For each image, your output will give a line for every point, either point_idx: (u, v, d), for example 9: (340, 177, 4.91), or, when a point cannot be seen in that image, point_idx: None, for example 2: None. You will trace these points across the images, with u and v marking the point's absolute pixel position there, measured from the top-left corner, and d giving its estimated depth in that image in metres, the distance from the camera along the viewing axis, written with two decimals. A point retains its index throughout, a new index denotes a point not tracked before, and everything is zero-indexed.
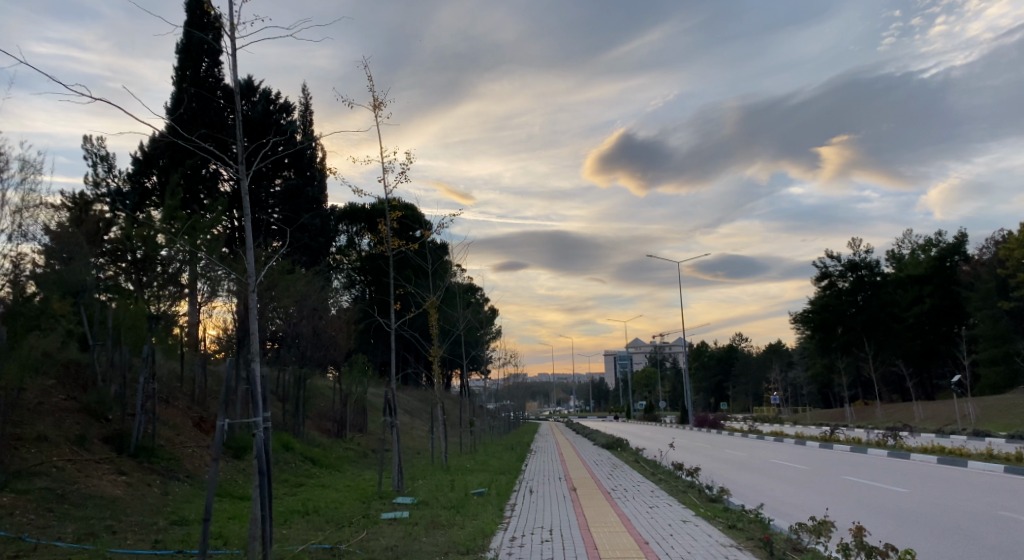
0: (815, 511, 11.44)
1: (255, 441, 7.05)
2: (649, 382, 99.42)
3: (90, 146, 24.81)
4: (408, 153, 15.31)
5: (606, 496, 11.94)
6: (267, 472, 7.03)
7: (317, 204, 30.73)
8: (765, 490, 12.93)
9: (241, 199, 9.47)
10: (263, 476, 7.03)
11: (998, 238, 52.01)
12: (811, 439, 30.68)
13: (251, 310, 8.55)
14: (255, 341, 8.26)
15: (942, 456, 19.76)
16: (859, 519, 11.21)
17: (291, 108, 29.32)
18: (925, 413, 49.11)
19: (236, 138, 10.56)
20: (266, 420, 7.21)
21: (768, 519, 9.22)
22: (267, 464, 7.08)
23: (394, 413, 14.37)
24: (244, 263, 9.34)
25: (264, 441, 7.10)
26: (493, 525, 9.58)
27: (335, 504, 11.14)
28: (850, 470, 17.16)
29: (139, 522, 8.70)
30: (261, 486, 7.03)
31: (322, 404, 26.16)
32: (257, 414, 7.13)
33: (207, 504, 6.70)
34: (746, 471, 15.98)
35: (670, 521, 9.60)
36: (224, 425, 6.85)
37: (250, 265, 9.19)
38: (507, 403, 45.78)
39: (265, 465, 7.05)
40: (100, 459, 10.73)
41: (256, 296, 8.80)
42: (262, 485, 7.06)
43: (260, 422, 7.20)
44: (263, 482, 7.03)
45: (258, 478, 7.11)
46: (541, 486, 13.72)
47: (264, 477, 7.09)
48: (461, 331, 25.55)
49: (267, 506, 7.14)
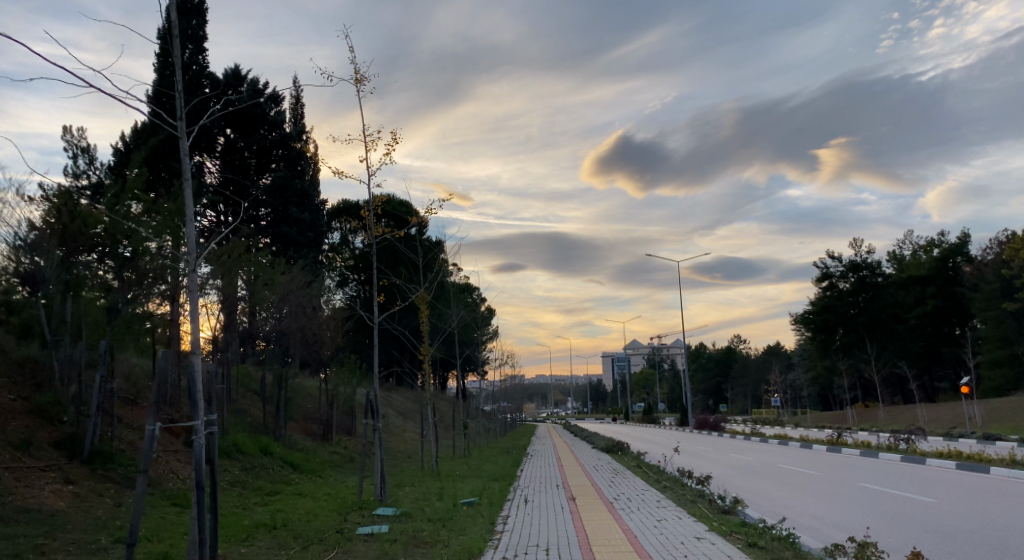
0: (839, 524, 10.43)
1: (194, 448, 6.00)
2: (647, 384, 98.14)
3: (70, 137, 23.76)
4: (393, 130, 14.12)
5: (608, 507, 10.91)
6: (205, 488, 5.97)
7: (308, 199, 29.83)
8: (782, 501, 11.82)
9: (181, 171, 8.45)
10: (201, 491, 5.98)
11: (1004, 238, 50.69)
12: (817, 442, 29.67)
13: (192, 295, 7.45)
14: (194, 333, 7.12)
15: (960, 461, 18.75)
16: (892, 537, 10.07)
17: (280, 97, 28.42)
18: (927, 415, 48.02)
19: (179, 98, 9.34)
20: (207, 425, 6.14)
21: (793, 537, 8.18)
22: (207, 478, 6.02)
23: (376, 415, 13.25)
24: (185, 240, 8.33)
25: (204, 447, 6.08)
26: (482, 543, 8.51)
27: (307, 516, 10.08)
28: (867, 476, 16.11)
29: (76, 540, 7.69)
30: (200, 505, 6.00)
31: (309, 405, 25.04)
32: (196, 418, 6.07)
33: (132, 525, 5.88)
34: (757, 478, 14.92)
35: (683, 538, 8.51)
36: (150, 433, 6.06)
37: (190, 241, 8.16)
38: (504, 405, 44.78)
39: (205, 481, 5.99)
40: (46, 466, 9.67)
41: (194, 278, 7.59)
42: (200, 503, 6.01)
43: (200, 425, 6.15)
44: (201, 502, 6.00)
45: (196, 495, 6.05)
46: (538, 495, 12.69)
47: (201, 493, 5.99)
48: (454, 329, 24.41)
49: (204, 529, 6.10)
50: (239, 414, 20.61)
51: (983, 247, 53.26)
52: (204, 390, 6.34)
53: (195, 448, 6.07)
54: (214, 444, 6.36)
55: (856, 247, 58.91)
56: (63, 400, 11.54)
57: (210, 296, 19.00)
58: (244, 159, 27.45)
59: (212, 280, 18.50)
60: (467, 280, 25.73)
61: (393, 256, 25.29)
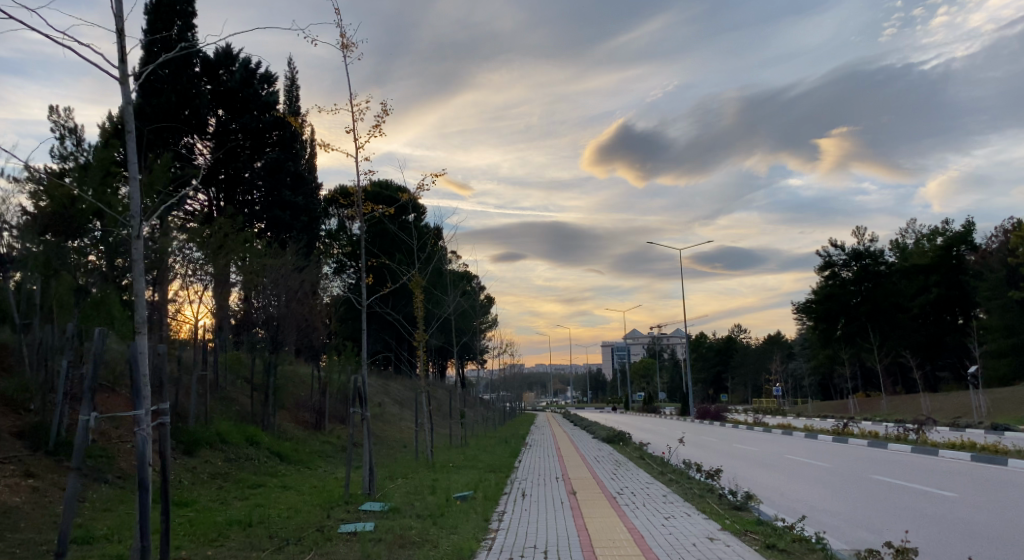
0: (866, 524, 9.64)
1: (139, 442, 5.50)
2: (646, 373, 97.46)
3: (56, 115, 22.94)
4: (382, 99, 13.28)
5: (610, 502, 10.18)
6: (150, 488, 5.35)
7: (302, 182, 28.91)
8: (797, 496, 11.11)
9: (123, 124, 7.23)
10: (146, 492, 5.36)
11: (1009, 226, 49.81)
12: (822, 431, 29.07)
13: (135, 268, 6.56)
14: (140, 307, 6.36)
15: (976, 452, 18.05)
16: (920, 538, 9.28)
17: (272, 76, 27.68)
18: (931, 404, 47.36)
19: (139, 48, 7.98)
20: (153, 416, 5.56)
21: (815, 537, 7.46)
22: (154, 479, 5.41)
23: (364, 403, 12.52)
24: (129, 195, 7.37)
25: (149, 440, 5.52)
26: (473, 543, 7.78)
27: (288, 512, 9.37)
28: (879, 468, 15.44)
29: (26, 541, 6.98)
30: (144, 507, 5.37)
31: (301, 392, 24.25)
32: (139, 408, 5.46)
33: (62, 529, 5.79)
34: (766, 470, 14.29)
35: (695, 540, 7.75)
36: (86, 421, 5.90)
37: (137, 207, 7.11)
38: (504, 393, 44.23)
39: (151, 480, 5.39)
40: (4, 457, 8.97)
41: (140, 244, 6.75)
42: (145, 506, 5.40)
43: (145, 417, 5.53)
44: (146, 504, 5.37)
45: (141, 495, 5.41)
46: (536, 488, 11.98)
47: (145, 491, 5.39)
48: (450, 315, 23.62)
49: (148, 537, 5.43)
50: (227, 403, 19.90)
51: (989, 236, 52.52)
52: (151, 377, 5.67)
53: (139, 440, 5.50)
54: (165, 436, 5.68)
55: (859, 235, 58.24)
56: (30, 387, 11.50)
57: (201, 284, 18.39)
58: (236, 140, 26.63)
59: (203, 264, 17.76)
60: (464, 267, 25.08)
61: (388, 241, 24.64)
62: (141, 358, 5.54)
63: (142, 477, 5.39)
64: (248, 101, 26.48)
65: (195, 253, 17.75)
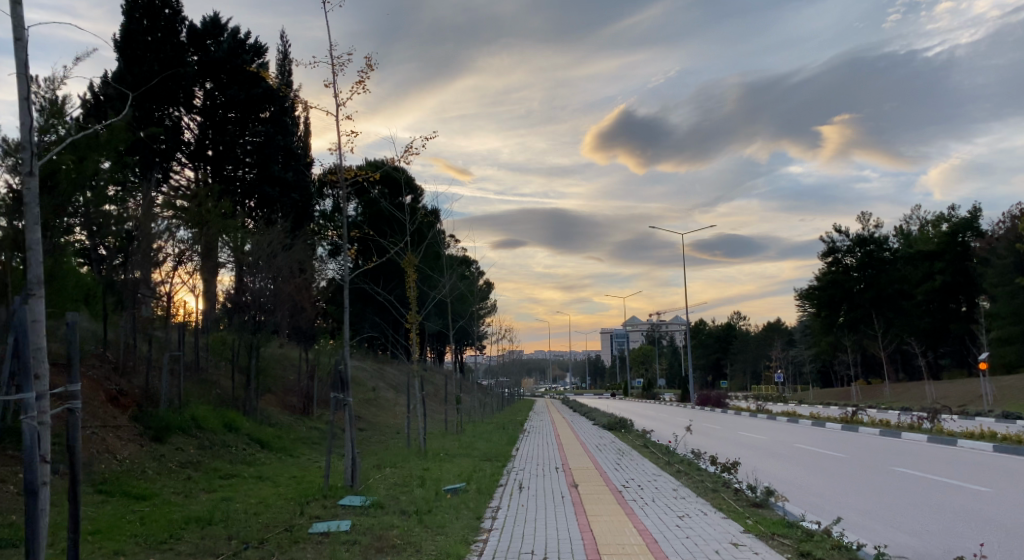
0: (909, 529, 8.53)
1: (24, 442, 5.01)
2: (646, 359, 96.69)
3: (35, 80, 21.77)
4: (368, 50, 12.27)
5: (615, 497, 9.21)
6: (38, 491, 4.99)
7: (295, 158, 26.76)
8: (822, 494, 10.05)
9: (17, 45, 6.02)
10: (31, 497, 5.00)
11: (1019, 211, 48.49)
12: (829, 419, 28.11)
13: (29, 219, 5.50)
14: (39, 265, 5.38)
15: (998, 444, 17.00)
16: (973, 541, 8.17)
17: (262, 48, 26.62)
18: (935, 392, 46.40)
19: None
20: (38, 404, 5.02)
21: (856, 545, 6.50)
22: (44, 477, 5.04)
23: (347, 389, 11.50)
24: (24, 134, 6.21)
25: (39, 436, 5.06)
26: (462, 547, 6.79)
27: (256, 507, 8.40)
28: (896, 459, 14.52)
29: None
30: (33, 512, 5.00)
31: (288, 376, 23.30)
32: (26, 392, 5.00)
33: None
34: (779, 462, 13.35)
35: (715, 545, 6.76)
36: None
37: (26, 133, 5.76)
38: (502, 379, 43.36)
39: (41, 483, 5.05)
40: None
41: (33, 186, 5.70)
42: (39, 511, 5.03)
43: (31, 406, 5.02)
44: (37, 507, 5.03)
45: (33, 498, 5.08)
46: (533, 481, 11.04)
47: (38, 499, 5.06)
48: (443, 296, 22.56)
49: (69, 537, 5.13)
50: (207, 385, 18.98)
51: (996, 223, 51.13)
52: (45, 350, 5.12)
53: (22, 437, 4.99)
54: (75, 424, 5.09)
55: (863, 220, 57.11)
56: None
57: (191, 263, 17.08)
58: (224, 114, 25.54)
59: (192, 245, 16.70)
60: (461, 249, 24.03)
61: (379, 219, 23.49)
62: (34, 327, 5.08)
63: (32, 479, 5.02)
64: (236, 72, 25.44)
65: (184, 232, 16.73)
